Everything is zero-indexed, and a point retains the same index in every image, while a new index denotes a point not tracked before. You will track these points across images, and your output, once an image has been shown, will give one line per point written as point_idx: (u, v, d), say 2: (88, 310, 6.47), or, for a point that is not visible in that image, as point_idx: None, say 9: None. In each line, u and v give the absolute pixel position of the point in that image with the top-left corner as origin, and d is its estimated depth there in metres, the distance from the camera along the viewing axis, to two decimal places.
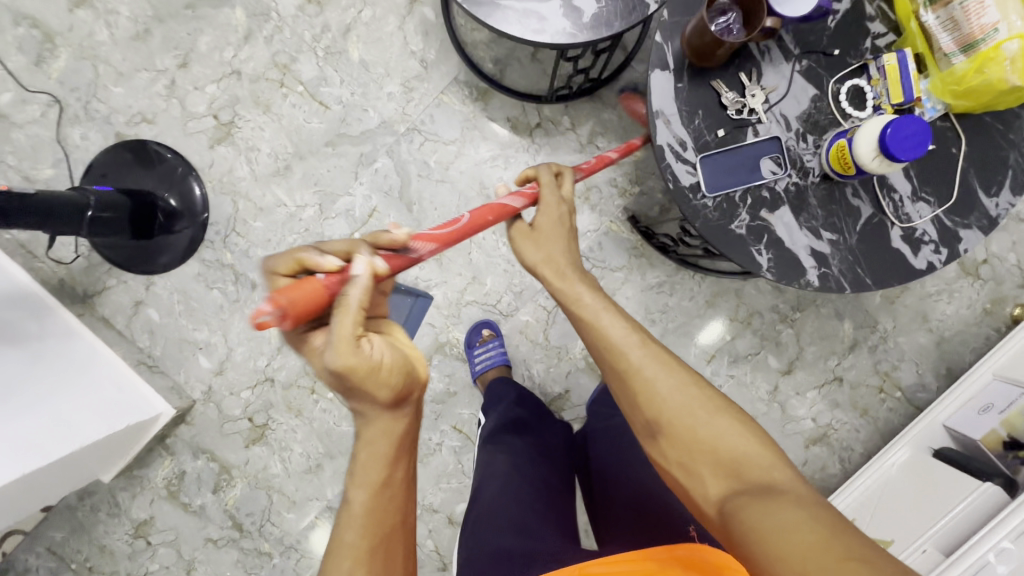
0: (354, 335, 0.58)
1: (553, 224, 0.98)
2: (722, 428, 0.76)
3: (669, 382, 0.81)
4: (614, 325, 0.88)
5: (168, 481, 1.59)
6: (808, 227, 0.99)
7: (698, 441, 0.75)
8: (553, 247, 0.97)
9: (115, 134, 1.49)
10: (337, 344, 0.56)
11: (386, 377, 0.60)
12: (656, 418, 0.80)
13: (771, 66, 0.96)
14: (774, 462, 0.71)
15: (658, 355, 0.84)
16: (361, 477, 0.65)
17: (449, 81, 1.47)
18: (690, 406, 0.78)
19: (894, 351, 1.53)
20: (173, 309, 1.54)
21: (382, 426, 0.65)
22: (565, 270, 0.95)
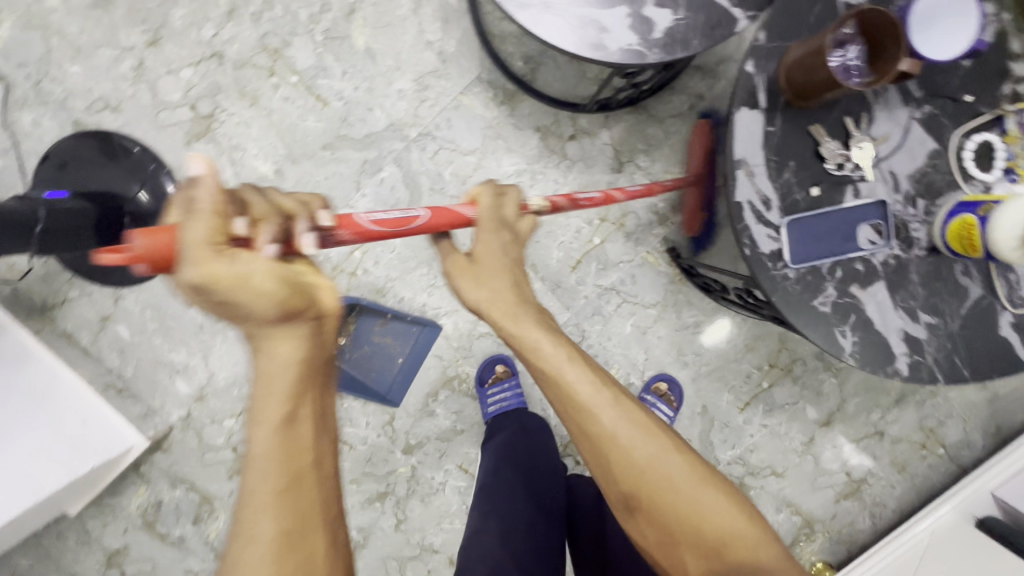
0: (207, 248, 0.47)
1: (495, 254, 0.68)
2: (709, 503, 0.65)
3: (647, 446, 0.65)
4: (580, 381, 0.65)
5: (144, 510, 1.44)
6: (904, 308, 0.83)
7: (680, 521, 0.64)
8: (497, 289, 0.67)
9: (73, 122, 1.27)
10: (189, 252, 0.46)
11: (258, 303, 0.50)
12: (631, 488, 0.65)
13: (885, 111, 0.78)
14: (758, 537, 0.64)
15: (641, 423, 0.67)
16: (260, 412, 0.55)
17: (471, 79, 1.26)
18: (675, 480, 0.65)
19: (942, 407, 1.41)
20: (146, 328, 1.36)
21: (279, 350, 0.54)
22: (517, 311, 0.67)
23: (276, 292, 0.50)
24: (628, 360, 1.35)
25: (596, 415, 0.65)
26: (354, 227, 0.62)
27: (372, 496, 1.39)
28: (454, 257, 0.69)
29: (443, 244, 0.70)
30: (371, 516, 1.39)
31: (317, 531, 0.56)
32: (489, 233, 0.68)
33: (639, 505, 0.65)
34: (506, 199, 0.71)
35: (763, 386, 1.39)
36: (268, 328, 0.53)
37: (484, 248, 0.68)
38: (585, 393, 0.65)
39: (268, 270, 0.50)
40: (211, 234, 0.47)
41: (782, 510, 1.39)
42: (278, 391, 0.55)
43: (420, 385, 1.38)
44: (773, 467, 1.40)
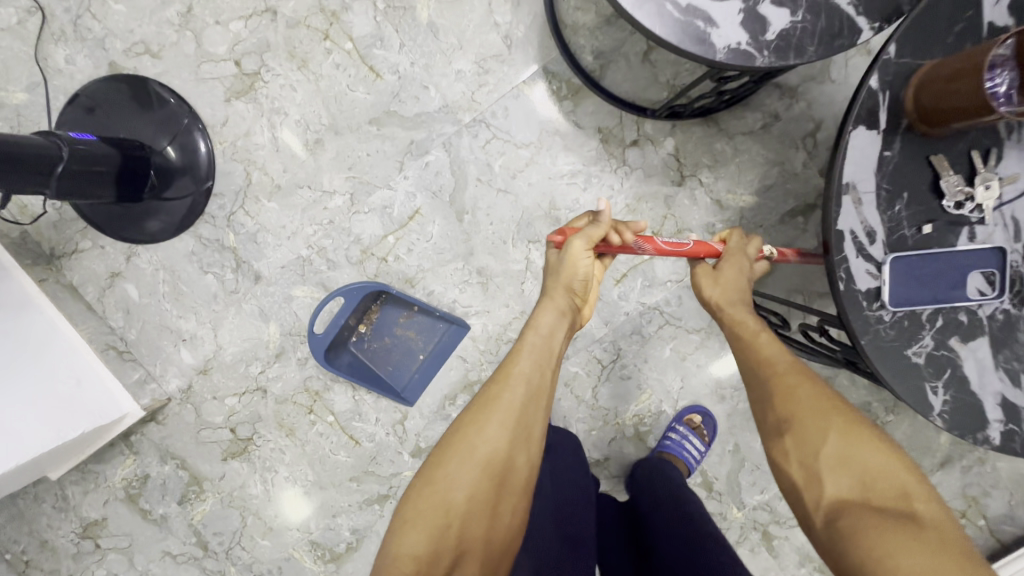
0: (593, 244, 0.82)
1: (737, 271, 0.85)
2: (860, 443, 0.64)
3: (803, 383, 0.70)
4: (768, 343, 0.76)
5: (128, 482, 1.36)
6: (1005, 370, 0.75)
7: (828, 450, 0.65)
8: (732, 288, 0.83)
9: (109, 63, 1.19)
10: (575, 240, 0.81)
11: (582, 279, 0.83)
12: (785, 417, 0.69)
13: (1016, 149, 0.70)
14: (919, 487, 0.61)
15: (801, 370, 0.72)
16: (536, 320, 0.79)
17: (536, 69, 1.18)
18: (829, 415, 0.67)
19: (989, 476, 1.32)
20: (156, 290, 1.28)
21: (555, 302, 0.81)
22: (735, 301, 0.82)
23: (585, 277, 0.83)
24: (661, 386, 1.28)
25: (774, 361, 0.74)
26: (655, 244, 0.85)
27: (372, 497, 1.34)
28: (703, 268, 0.88)
29: (699, 264, 0.89)
30: (368, 518, 1.35)
31: (536, 414, 0.71)
32: (733, 251, 0.87)
33: (789, 434, 0.68)
34: (750, 242, 0.89)
35: None
36: (558, 291, 0.82)
37: (729, 268, 0.85)
38: (778, 351, 0.75)
39: (588, 267, 0.83)
40: (599, 234, 0.81)
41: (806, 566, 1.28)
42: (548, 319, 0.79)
43: (438, 386, 1.29)
44: None
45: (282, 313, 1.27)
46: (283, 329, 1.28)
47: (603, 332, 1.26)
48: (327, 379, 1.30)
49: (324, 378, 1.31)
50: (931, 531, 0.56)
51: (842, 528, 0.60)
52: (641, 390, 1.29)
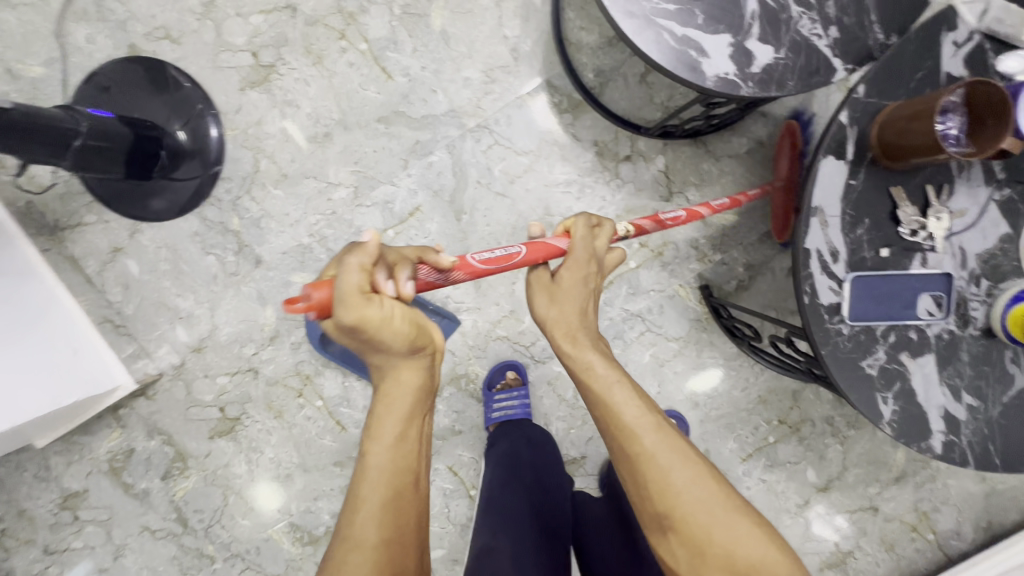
0: (356, 292, 0.55)
1: (576, 281, 0.77)
2: (741, 534, 0.65)
3: (672, 461, 0.68)
4: (625, 402, 0.71)
5: (113, 455, 1.38)
6: (949, 385, 0.82)
7: (712, 547, 0.64)
8: (568, 309, 0.76)
9: (128, 45, 1.23)
10: (346, 298, 0.55)
11: (397, 327, 0.58)
12: (665, 512, 0.66)
13: (966, 186, 0.78)
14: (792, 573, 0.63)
15: (672, 441, 0.69)
16: (378, 428, 0.65)
17: (539, 82, 1.25)
18: (705, 505, 0.66)
19: (940, 493, 1.40)
20: (157, 268, 1.31)
21: (405, 377, 0.64)
22: (577, 333, 0.75)
23: (410, 332, 0.60)
24: None
25: (636, 433, 0.69)
26: (467, 267, 0.72)
27: None
28: (541, 277, 0.79)
29: (538, 273, 0.79)
30: None
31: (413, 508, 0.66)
32: (580, 254, 0.77)
33: (673, 531, 0.66)
34: (599, 232, 0.81)
35: (768, 440, 1.37)
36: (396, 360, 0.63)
37: (569, 280, 0.76)
38: (635, 415, 0.70)
39: (402, 313, 0.59)
40: (358, 279, 0.56)
41: None
42: (392, 421, 0.65)
43: None
44: None
45: (280, 298, 1.31)
46: (279, 313, 1.32)
47: None
48: (318, 364, 1.34)
49: (315, 363, 1.35)
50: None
51: None
52: None
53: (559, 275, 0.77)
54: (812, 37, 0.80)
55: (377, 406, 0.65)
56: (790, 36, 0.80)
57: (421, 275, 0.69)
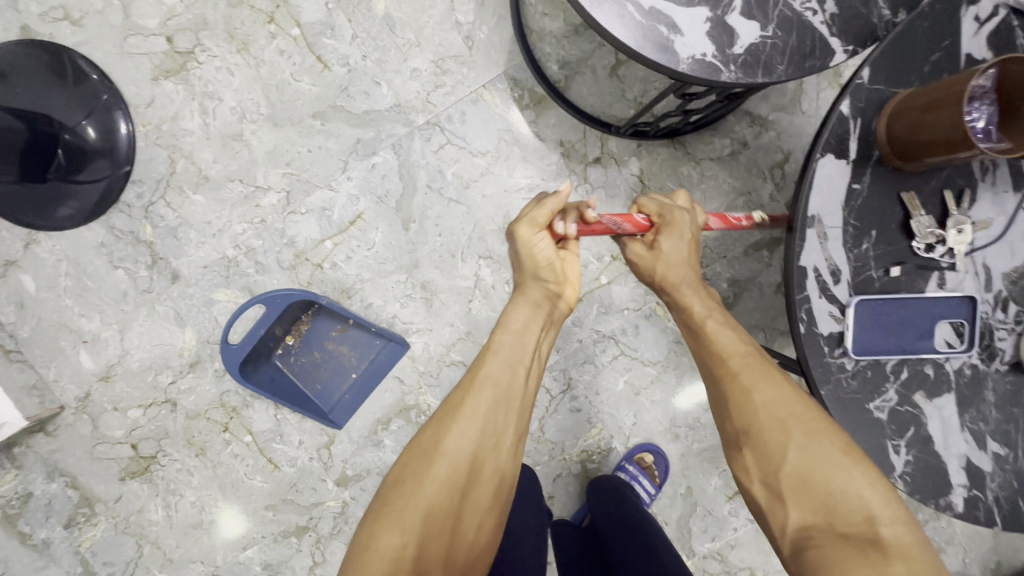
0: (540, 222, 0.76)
1: (675, 239, 0.75)
2: (822, 457, 0.56)
3: (766, 378, 0.62)
4: (720, 331, 0.68)
5: (6, 501, 1.19)
6: (972, 431, 0.68)
7: (787, 467, 0.57)
8: (671, 260, 0.74)
9: (20, 26, 1.06)
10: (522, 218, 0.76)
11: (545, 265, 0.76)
12: (741, 427, 0.61)
13: (991, 192, 0.65)
14: (885, 507, 0.54)
15: (760, 367, 0.63)
16: (510, 321, 0.72)
17: (498, 74, 1.11)
18: (790, 421, 0.58)
19: (944, 532, 1.26)
20: (57, 284, 1.13)
21: (526, 297, 0.75)
22: (677, 280, 0.74)
23: (549, 259, 0.77)
24: (613, 421, 1.19)
25: (726, 357, 0.65)
26: (634, 219, 0.77)
27: (289, 529, 1.20)
28: (635, 247, 0.78)
29: (635, 247, 0.79)
30: (282, 553, 1.21)
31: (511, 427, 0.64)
32: (671, 214, 0.76)
33: (749, 447, 0.60)
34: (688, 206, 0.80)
35: None
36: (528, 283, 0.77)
37: (668, 242, 0.75)
38: (730, 341, 0.66)
39: (547, 252, 0.77)
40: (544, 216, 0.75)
41: None
42: (519, 314, 0.73)
43: (371, 409, 1.17)
44: (752, 570, 1.23)
45: (201, 318, 1.14)
46: (200, 336, 1.14)
47: (554, 359, 1.17)
48: (246, 394, 1.17)
49: (244, 393, 1.18)
50: (899, 563, 0.50)
51: (805, 559, 0.53)
52: (593, 425, 1.20)
53: (656, 238, 0.76)
54: (806, 13, 0.66)
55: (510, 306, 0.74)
56: (779, 11, 0.66)
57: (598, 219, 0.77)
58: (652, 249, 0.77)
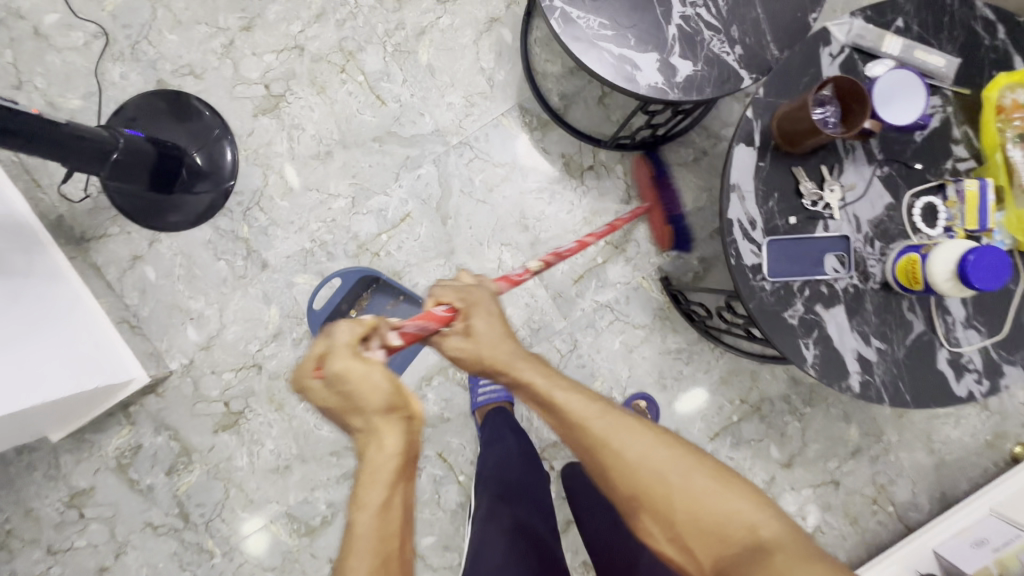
0: (348, 352, 0.67)
1: (487, 323, 0.76)
2: (699, 491, 0.67)
3: (626, 439, 0.69)
4: (571, 398, 0.72)
5: (121, 452, 1.46)
6: (859, 332, 0.97)
7: (676, 511, 0.67)
8: (495, 343, 0.75)
9: (157, 80, 1.43)
10: (336, 352, 0.67)
11: (365, 394, 0.66)
12: (631, 493, 0.69)
13: (853, 165, 0.96)
14: (756, 513, 0.66)
15: (618, 426, 0.71)
16: (361, 499, 0.65)
17: (512, 105, 1.46)
18: (666, 474, 0.68)
19: (893, 466, 1.51)
20: (173, 273, 1.45)
21: (373, 444, 0.66)
22: (510, 359, 0.74)
23: (390, 389, 0.66)
24: (612, 375, 1.47)
25: (587, 425, 0.71)
26: (434, 316, 0.76)
27: (349, 472, 1.47)
28: (451, 341, 0.77)
29: (445, 341, 0.77)
30: (344, 492, 1.47)
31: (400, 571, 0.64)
32: (468, 295, 0.78)
33: (643, 509, 0.69)
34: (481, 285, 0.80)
35: (732, 418, 1.49)
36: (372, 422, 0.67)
37: (475, 324, 0.76)
38: (581, 407, 0.71)
39: (382, 376, 0.66)
40: (347, 349, 0.67)
41: None
42: (377, 491, 0.64)
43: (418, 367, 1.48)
44: None
45: (284, 297, 1.45)
46: (282, 311, 1.45)
47: (562, 324, 1.46)
48: None
49: None
50: (781, 558, 0.62)
51: None
52: (596, 379, 1.47)
53: (466, 326, 0.76)
54: (723, 54, 1.00)
55: (361, 475, 0.65)
56: (705, 53, 1.00)
57: (402, 332, 0.73)
58: (463, 336, 0.76)
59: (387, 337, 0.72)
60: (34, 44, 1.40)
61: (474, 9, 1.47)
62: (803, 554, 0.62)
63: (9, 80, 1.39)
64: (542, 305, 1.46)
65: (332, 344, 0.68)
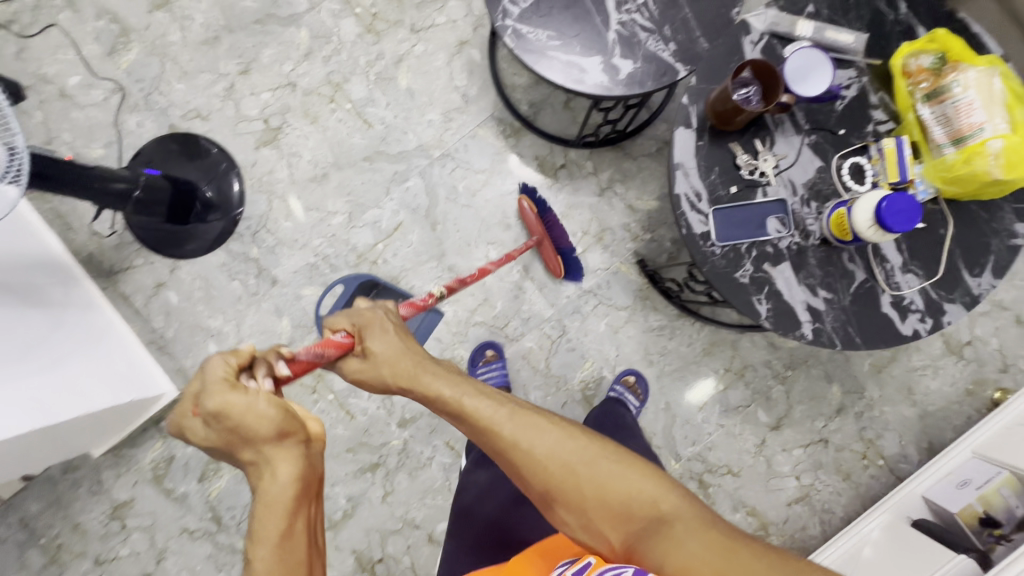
0: (225, 388, 0.61)
1: (385, 343, 0.77)
2: (602, 476, 0.72)
3: (531, 435, 0.74)
4: (479, 403, 0.76)
5: (156, 464, 1.58)
6: (806, 284, 1.07)
7: (586, 498, 0.72)
8: (395, 360, 0.77)
9: (169, 125, 1.60)
10: (211, 387, 0.61)
11: (253, 423, 0.61)
12: (545, 488, 0.73)
13: (783, 136, 1.08)
14: (658, 489, 0.71)
15: (529, 425, 0.75)
16: (258, 533, 0.59)
17: (487, 117, 1.60)
18: (571, 462, 0.73)
19: (879, 420, 1.58)
20: (193, 295, 1.59)
21: (272, 471, 0.61)
22: (411, 374, 0.77)
23: (278, 415, 0.62)
24: (601, 355, 1.57)
25: (498, 427, 0.74)
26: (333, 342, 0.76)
27: (364, 466, 1.57)
28: (352, 363, 0.78)
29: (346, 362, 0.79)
30: (361, 486, 1.56)
31: None
32: (365, 318, 0.79)
33: (556, 500, 0.74)
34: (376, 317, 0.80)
35: (718, 386, 1.58)
36: (265, 454, 0.62)
37: (377, 346, 0.77)
38: (490, 412, 0.75)
39: (269, 398, 0.62)
40: (225, 382, 0.62)
41: (739, 511, 1.54)
42: (275, 521, 0.60)
43: None
44: (729, 467, 1.56)
45: (294, 309, 1.58)
46: (293, 322, 1.58)
47: (550, 312, 1.58)
48: None
49: None
50: (677, 526, 0.68)
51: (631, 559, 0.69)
52: (585, 360, 1.58)
53: (363, 350, 0.77)
54: (658, 52, 1.14)
55: (257, 508, 0.60)
56: (643, 52, 1.14)
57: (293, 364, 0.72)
58: (362, 358, 0.78)
59: (276, 366, 0.71)
60: (60, 103, 1.59)
61: (445, 34, 1.63)
62: (696, 520, 0.68)
63: (40, 137, 1.57)
64: (530, 295, 1.57)
65: (206, 387, 0.62)
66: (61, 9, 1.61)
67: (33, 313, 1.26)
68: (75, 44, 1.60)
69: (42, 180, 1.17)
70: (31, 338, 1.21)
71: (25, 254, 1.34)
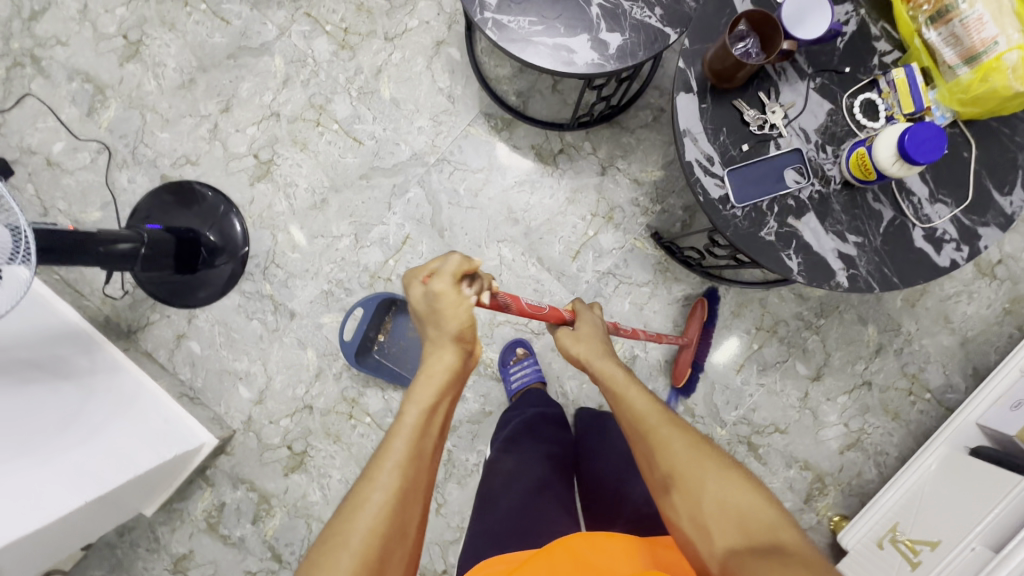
0: (450, 279, 0.76)
1: (590, 331, 0.99)
2: (724, 481, 0.68)
3: (671, 426, 0.76)
4: (638, 395, 0.83)
5: (208, 513, 1.59)
6: (834, 232, 1.04)
7: (704, 501, 0.66)
8: (591, 345, 0.96)
9: (160, 176, 1.58)
10: (440, 274, 0.76)
11: (454, 318, 0.77)
12: (668, 472, 0.71)
13: (788, 84, 1.04)
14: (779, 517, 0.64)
15: (673, 421, 0.78)
16: (416, 393, 0.73)
17: (476, 114, 1.57)
18: (699, 461, 0.70)
19: (920, 354, 1.56)
20: (214, 341, 1.58)
21: (447, 358, 0.77)
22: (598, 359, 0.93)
23: (468, 322, 0.78)
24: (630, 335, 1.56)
25: (646, 415, 0.79)
26: (518, 303, 0.92)
27: None
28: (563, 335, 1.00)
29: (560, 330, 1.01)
30: None
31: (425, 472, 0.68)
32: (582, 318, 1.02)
33: (674, 489, 0.70)
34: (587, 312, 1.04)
35: (753, 346, 1.56)
36: (448, 340, 0.78)
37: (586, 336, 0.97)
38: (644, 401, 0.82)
39: (469, 306, 0.77)
40: (449, 280, 0.76)
41: (793, 467, 1.53)
42: (428, 393, 0.73)
43: None
44: (776, 425, 1.54)
45: (316, 338, 1.58)
46: (319, 351, 1.58)
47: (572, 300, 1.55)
48: (360, 386, 1.58)
49: (357, 386, 1.58)
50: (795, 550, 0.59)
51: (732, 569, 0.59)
52: (614, 342, 1.57)
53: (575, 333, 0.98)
54: (645, 19, 1.10)
55: (422, 373, 0.76)
56: (630, 22, 1.10)
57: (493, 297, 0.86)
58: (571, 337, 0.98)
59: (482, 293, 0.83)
60: (49, 172, 1.57)
61: (420, 37, 1.59)
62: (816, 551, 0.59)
63: (35, 209, 1.55)
64: (549, 286, 1.55)
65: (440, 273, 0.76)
66: (32, 77, 1.59)
67: (63, 385, 1.26)
68: (53, 110, 1.58)
69: (49, 255, 1.16)
70: (68, 411, 1.21)
71: (45, 327, 1.34)
